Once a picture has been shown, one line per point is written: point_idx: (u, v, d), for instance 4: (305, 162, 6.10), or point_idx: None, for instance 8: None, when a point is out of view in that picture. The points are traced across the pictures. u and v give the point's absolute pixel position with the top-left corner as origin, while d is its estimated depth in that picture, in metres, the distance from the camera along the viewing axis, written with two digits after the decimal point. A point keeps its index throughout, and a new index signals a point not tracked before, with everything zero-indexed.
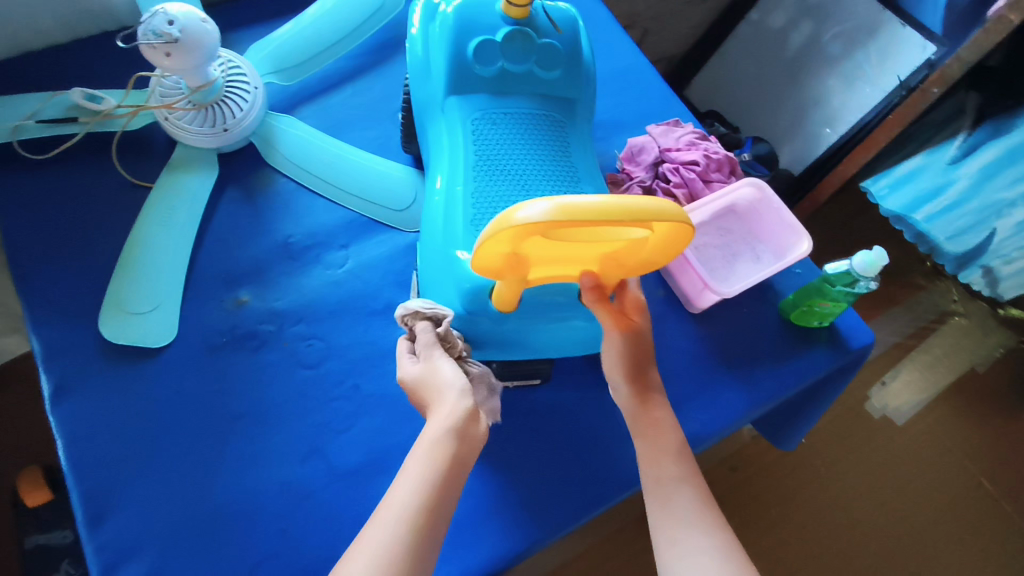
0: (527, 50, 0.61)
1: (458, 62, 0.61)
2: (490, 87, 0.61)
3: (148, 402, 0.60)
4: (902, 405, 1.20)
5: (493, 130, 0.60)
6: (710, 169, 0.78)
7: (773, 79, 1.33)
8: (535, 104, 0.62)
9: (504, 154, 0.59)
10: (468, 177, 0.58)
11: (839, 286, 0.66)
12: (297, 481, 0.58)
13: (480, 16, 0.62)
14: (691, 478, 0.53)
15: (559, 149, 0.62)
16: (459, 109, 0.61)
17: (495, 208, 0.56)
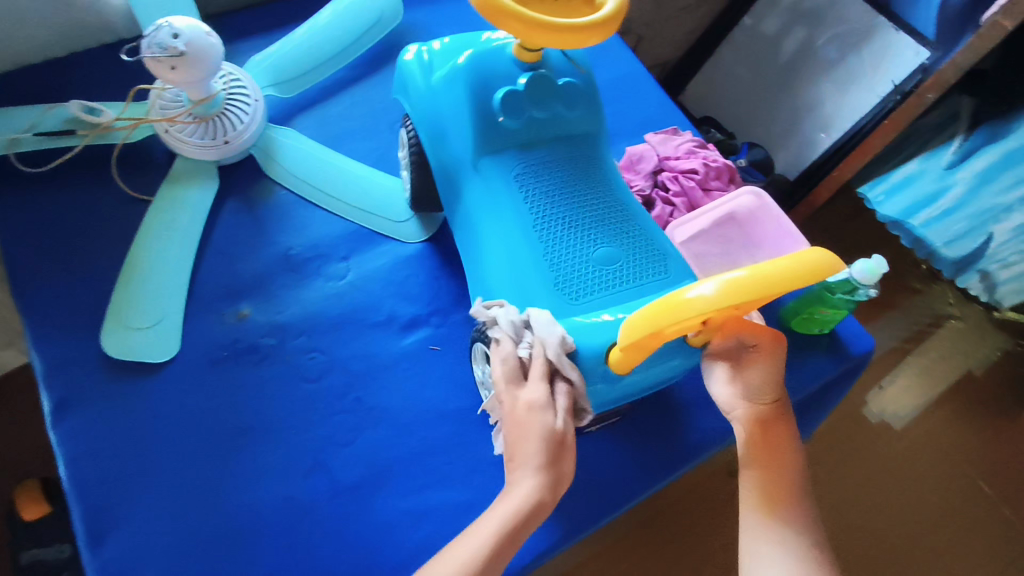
0: (550, 94, 0.61)
1: (487, 120, 0.60)
2: (521, 139, 0.61)
3: (150, 418, 0.59)
4: (900, 409, 1.20)
5: (535, 184, 0.60)
6: (709, 177, 0.78)
7: (767, 85, 1.34)
8: (564, 148, 0.62)
9: (555, 209, 0.59)
10: (528, 243, 0.58)
11: (839, 293, 0.66)
12: (301, 495, 0.58)
13: (494, 65, 0.61)
14: None
15: (600, 189, 0.62)
16: (497, 170, 0.60)
17: (569, 269, 0.57)
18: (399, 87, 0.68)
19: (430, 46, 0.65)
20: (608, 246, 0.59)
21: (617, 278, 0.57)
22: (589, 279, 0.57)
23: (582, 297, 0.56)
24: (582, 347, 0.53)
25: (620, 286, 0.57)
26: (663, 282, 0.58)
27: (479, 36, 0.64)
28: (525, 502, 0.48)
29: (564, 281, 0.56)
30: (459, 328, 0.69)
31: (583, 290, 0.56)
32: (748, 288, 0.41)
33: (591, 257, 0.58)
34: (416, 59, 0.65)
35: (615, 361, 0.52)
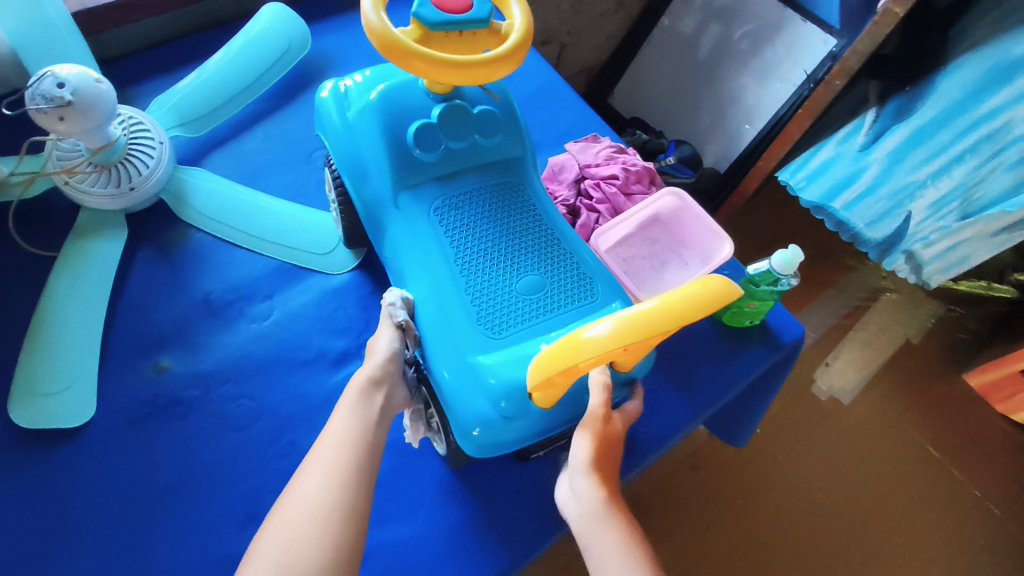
0: (465, 124, 0.60)
1: (404, 153, 0.59)
2: (438, 172, 0.60)
3: (70, 488, 0.56)
4: (846, 384, 1.24)
5: (455, 216, 0.60)
6: (630, 182, 0.79)
7: (689, 82, 1.37)
8: (485, 176, 0.62)
9: (478, 240, 0.59)
10: (452, 277, 0.57)
11: (762, 285, 0.68)
12: (238, 551, 0.56)
13: (409, 98, 0.60)
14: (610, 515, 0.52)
15: (526, 214, 0.62)
16: (417, 204, 0.59)
17: (493, 302, 0.56)
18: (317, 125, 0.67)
19: (344, 83, 0.64)
20: (534, 275, 0.59)
21: (544, 306, 0.57)
22: (516, 311, 0.56)
23: (509, 329, 0.55)
24: (509, 378, 0.53)
25: (548, 316, 0.56)
26: (591, 307, 0.58)
27: (395, 70, 0.64)
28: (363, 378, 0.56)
29: (492, 314, 0.56)
30: None
31: (510, 322, 0.56)
32: (645, 325, 0.42)
33: (518, 288, 0.57)
34: (331, 96, 0.64)
35: (537, 398, 0.52)
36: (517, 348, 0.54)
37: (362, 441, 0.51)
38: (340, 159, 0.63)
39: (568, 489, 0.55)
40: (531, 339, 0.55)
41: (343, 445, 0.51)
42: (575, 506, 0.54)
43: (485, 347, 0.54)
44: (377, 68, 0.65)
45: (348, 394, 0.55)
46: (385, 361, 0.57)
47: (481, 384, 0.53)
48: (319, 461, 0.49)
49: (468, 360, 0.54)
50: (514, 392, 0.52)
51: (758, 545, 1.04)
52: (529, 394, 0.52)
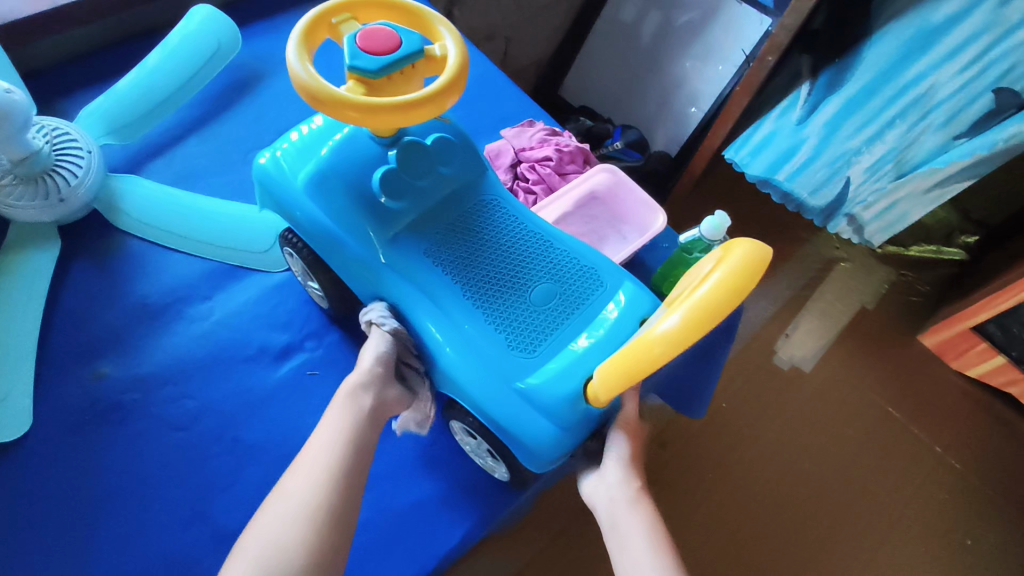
0: (426, 157, 0.58)
1: (379, 207, 0.57)
2: (421, 209, 0.58)
3: (9, 499, 0.56)
4: (806, 352, 1.26)
5: (452, 250, 0.58)
6: (564, 162, 0.81)
7: (633, 68, 1.40)
8: (464, 204, 0.60)
9: (481, 268, 0.58)
10: (467, 317, 0.56)
11: (695, 253, 0.70)
12: (184, 549, 0.56)
13: (358, 151, 0.57)
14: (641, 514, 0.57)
15: (511, 228, 0.61)
16: (409, 255, 0.57)
17: (519, 325, 0.57)
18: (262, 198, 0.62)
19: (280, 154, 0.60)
20: (542, 283, 0.59)
21: (561, 311, 0.58)
22: (538, 325, 0.57)
23: (539, 345, 0.56)
24: (559, 391, 0.54)
25: (567, 317, 0.57)
26: (604, 296, 0.59)
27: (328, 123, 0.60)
28: (352, 383, 0.56)
29: (518, 336, 0.56)
30: (337, 348, 0.68)
31: (536, 337, 0.56)
32: (718, 305, 0.46)
33: (531, 302, 0.58)
34: (272, 165, 0.60)
35: (590, 398, 0.53)
36: (555, 361, 0.55)
37: (349, 447, 0.51)
38: (310, 226, 0.59)
39: (600, 487, 0.61)
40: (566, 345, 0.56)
41: (332, 452, 0.50)
42: (609, 493, 0.60)
43: (523, 372, 0.55)
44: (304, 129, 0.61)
45: (337, 401, 0.55)
46: (376, 363, 0.58)
47: (535, 405, 0.54)
48: (300, 470, 0.49)
49: (515, 391, 0.54)
50: (569, 400, 0.54)
51: (724, 514, 1.06)
52: (584, 390, 0.54)
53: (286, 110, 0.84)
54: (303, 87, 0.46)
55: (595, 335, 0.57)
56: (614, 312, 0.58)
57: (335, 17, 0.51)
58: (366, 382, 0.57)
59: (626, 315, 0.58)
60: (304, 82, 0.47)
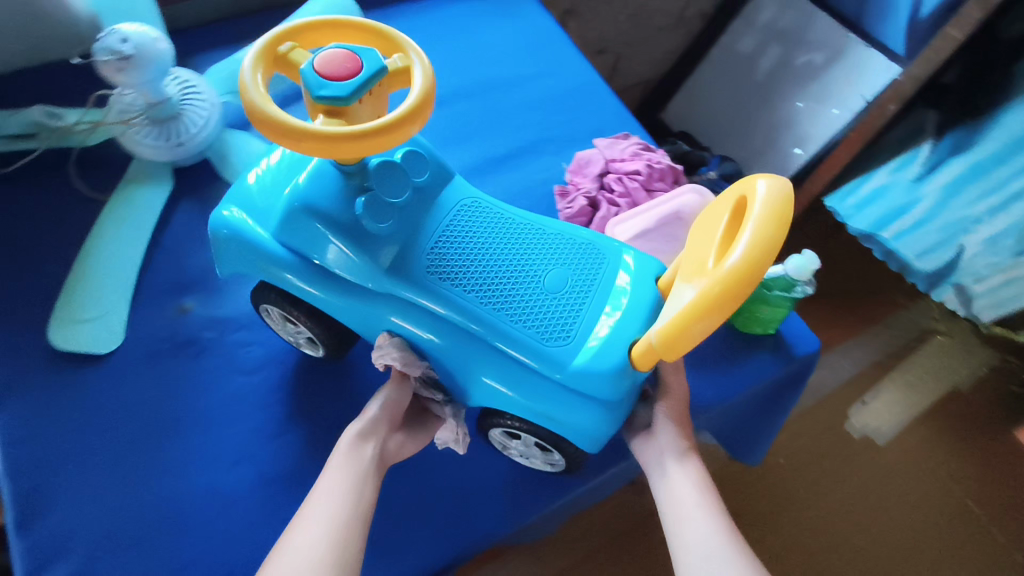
0: (397, 172, 0.54)
1: (365, 235, 0.52)
2: (407, 226, 0.54)
3: (87, 407, 0.61)
4: (882, 425, 1.18)
5: (451, 268, 0.54)
6: (652, 178, 0.80)
7: (741, 101, 1.36)
8: (443, 216, 0.57)
9: (484, 283, 0.54)
10: (493, 322, 0.53)
11: (776, 290, 0.67)
12: (229, 485, 0.59)
13: (323, 183, 0.53)
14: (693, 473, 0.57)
15: (495, 238, 0.57)
16: (410, 282, 0.53)
17: (549, 327, 0.54)
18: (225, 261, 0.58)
19: (238, 207, 0.56)
20: (550, 271, 0.56)
21: (578, 296, 0.55)
22: (559, 318, 0.54)
23: (571, 330, 0.54)
24: (610, 363, 0.53)
25: (587, 296, 0.55)
26: (612, 266, 0.58)
27: (282, 162, 0.56)
28: (352, 435, 0.56)
29: (547, 328, 0.54)
30: None
31: (566, 324, 0.54)
32: (780, 209, 0.46)
33: (546, 292, 0.55)
34: (236, 216, 0.56)
35: (636, 359, 0.52)
36: (593, 340, 0.53)
37: (352, 496, 0.51)
38: (297, 271, 0.55)
39: (648, 445, 0.61)
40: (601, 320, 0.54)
41: (334, 506, 0.50)
42: (658, 449, 0.60)
43: (567, 358, 0.53)
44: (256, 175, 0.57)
45: (341, 451, 0.55)
46: (383, 410, 0.59)
47: (588, 392, 0.53)
48: (307, 516, 0.49)
49: (568, 378, 0.53)
50: (619, 370, 0.53)
51: None
52: (629, 353, 0.53)
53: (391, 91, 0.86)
54: (268, 125, 0.41)
55: (619, 308, 0.55)
56: (630, 275, 0.57)
57: (283, 46, 0.46)
58: (363, 435, 0.56)
59: (638, 278, 0.57)
60: (272, 119, 0.41)
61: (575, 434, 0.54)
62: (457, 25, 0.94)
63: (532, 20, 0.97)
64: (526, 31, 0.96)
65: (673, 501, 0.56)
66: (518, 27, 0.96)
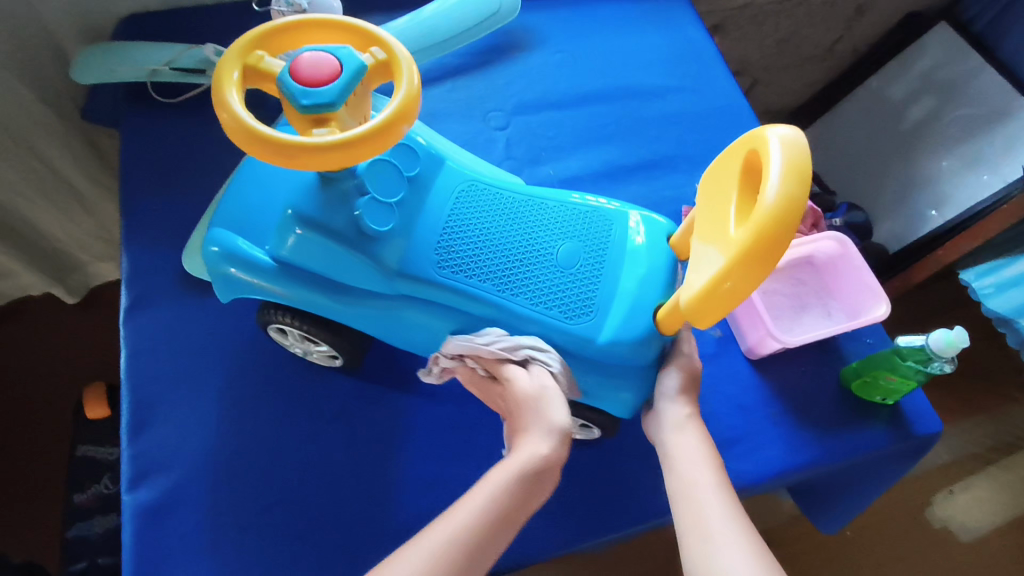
0: (382, 165, 0.52)
1: (368, 238, 0.51)
2: (409, 222, 0.53)
3: (204, 333, 0.64)
4: (969, 521, 1.08)
5: (459, 265, 0.53)
6: (790, 217, 0.75)
7: (880, 150, 1.28)
8: (437, 209, 0.54)
9: (487, 280, 0.53)
10: (510, 310, 0.52)
11: (910, 360, 0.61)
12: (317, 437, 0.61)
13: (313, 188, 0.51)
14: (705, 459, 0.53)
15: (488, 235, 0.54)
16: (416, 281, 0.52)
17: (567, 305, 0.53)
18: (225, 288, 0.55)
19: (221, 226, 0.53)
20: (563, 244, 0.55)
21: (592, 267, 0.54)
22: (574, 293, 0.53)
23: (592, 303, 0.53)
24: (637, 329, 0.53)
25: (604, 265, 0.54)
26: (620, 234, 0.56)
27: (256, 175, 0.54)
28: (533, 458, 0.49)
29: (567, 304, 0.53)
30: None
31: (587, 296, 0.53)
32: (800, 151, 0.40)
33: (560, 266, 0.54)
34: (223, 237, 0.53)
35: (662, 322, 0.52)
36: (616, 314, 0.53)
37: (471, 533, 0.45)
38: (301, 285, 0.53)
39: (655, 419, 0.56)
40: (623, 286, 0.54)
41: (470, 520, 0.45)
42: (662, 424, 0.56)
43: (595, 334, 0.52)
44: (227, 193, 0.54)
45: (505, 465, 0.48)
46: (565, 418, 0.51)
47: (615, 360, 0.53)
48: (434, 529, 0.45)
49: (595, 353, 0.53)
50: (645, 338, 0.53)
51: None
52: (655, 320, 0.53)
53: (531, 82, 0.85)
54: (254, 141, 0.41)
55: (637, 274, 0.54)
56: (642, 240, 0.56)
57: (252, 57, 0.44)
58: (541, 471, 0.48)
59: (650, 235, 0.56)
60: (256, 136, 0.41)
61: (609, 404, 0.55)
62: (607, 26, 0.93)
63: (684, 32, 0.94)
64: (675, 43, 0.92)
65: (683, 493, 0.51)
66: (670, 36, 0.93)
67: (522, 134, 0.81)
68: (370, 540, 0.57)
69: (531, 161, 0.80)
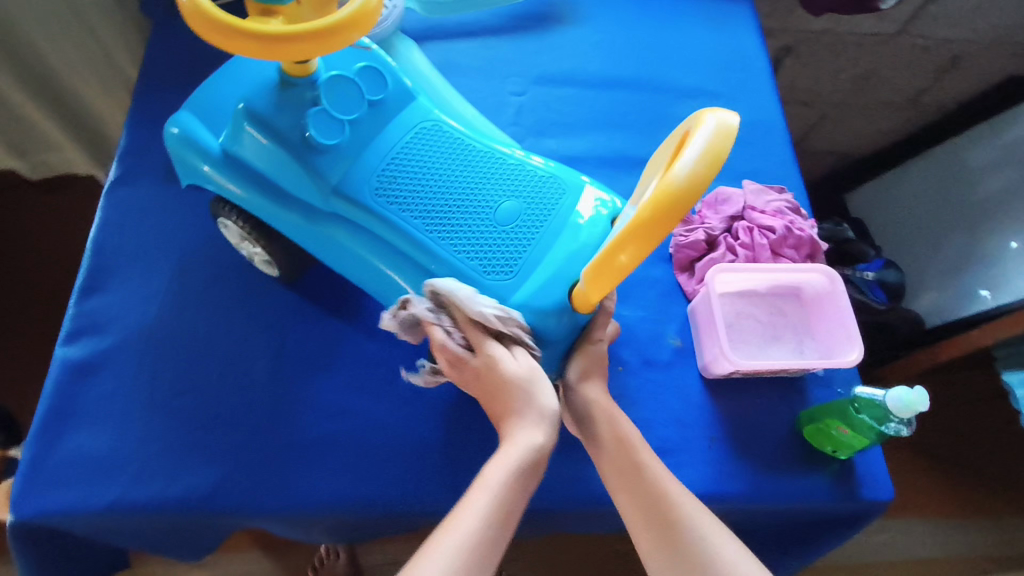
0: (343, 87, 0.56)
1: (313, 150, 0.55)
2: (358, 145, 0.56)
3: (176, 221, 0.67)
4: None
5: (394, 195, 0.56)
6: (785, 242, 0.70)
7: (943, 216, 1.18)
8: (391, 139, 0.57)
9: (417, 214, 0.55)
10: (431, 247, 0.55)
11: (864, 414, 0.57)
12: (249, 342, 0.63)
13: (270, 91, 0.56)
14: (636, 444, 0.55)
15: (433, 175, 0.57)
16: (350, 200, 0.55)
17: (487, 257, 0.54)
18: (187, 173, 0.60)
19: (193, 114, 0.58)
20: (505, 201, 0.56)
21: (526, 228, 0.55)
22: (498, 247, 0.55)
23: (514, 262, 0.54)
24: (548, 298, 0.53)
25: (538, 230, 0.55)
26: (565, 204, 0.56)
27: (237, 73, 0.59)
28: (526, 449, 0.50)
29: (488, 258, 0.54)
30: None
31: (511, 255, 0.54)
32: (724, 140, 0.43)
33: (495, 220, 0.55)
34: (188, 123, 0.58)
35: (576, 301, 0.53)
36: (533, 278, 0.54)
37: (489, 540, 0.46)
38: (245, 181, 0.57)
39: (569, 404, 0.59)
40: (548, 254, 0.54)
41: (484, 519, 0.46)
42: (577, 407, 0.58)
43: (508, 293, 0.54)
44: (208, 87, 0.59)
45: (504, 459, 0.49)
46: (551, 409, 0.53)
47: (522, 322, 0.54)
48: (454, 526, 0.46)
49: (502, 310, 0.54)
50: (557, 309, 0.53)
51: None
52: (571, 295, 0.53)
53: (562, 56, 0.84)
54: (207, 24, 0.43)
55: (568, 247, 0.54)
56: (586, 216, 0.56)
57: None
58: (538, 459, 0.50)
59: (598, 214, 0.56)
60: (209, 17, 0.43)
61: None
62: (659, 17, 0.89)
63: (738, 38, 0.89)
64: (725, 48, 0.88)
65: (618, 478, 0.54)
66: (723, 40, 0.89)
67: (536, 105, 0.80)
68: (270, 448, 0.58)
69: (538, 132, 0.79)
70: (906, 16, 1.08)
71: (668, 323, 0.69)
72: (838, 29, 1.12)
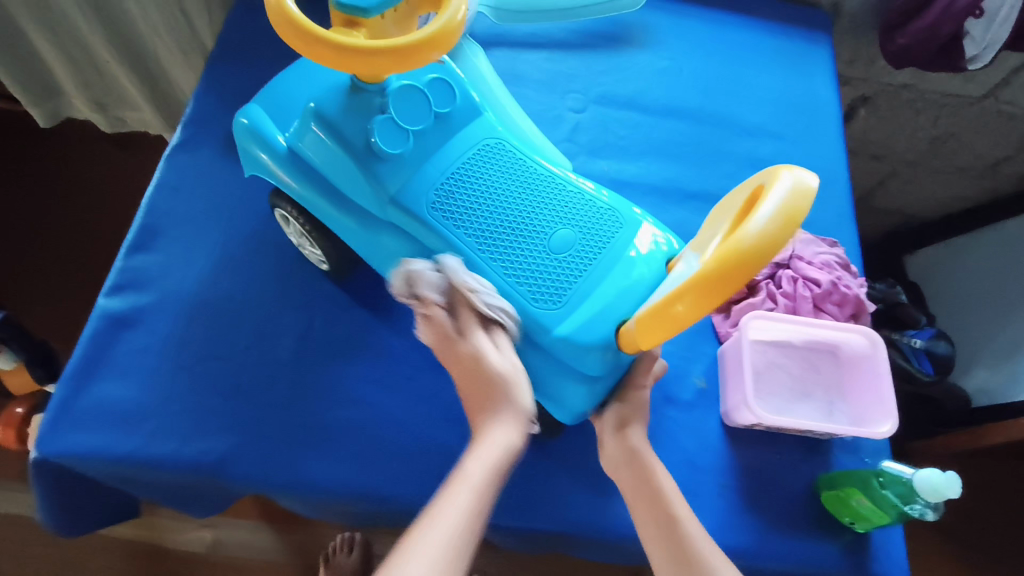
0: (411, 97, 0.55)
1: (377, 158, 0.55)
2: (421, 156, 0.56)
3: (229, 192, 0.69)
4: None
5: (452, 212, 0.55)
6: (829, 297, 0.67)
7: (1009, 296, 1.10)
8: (455, 155, 0.57)
9: (474, 235, 0.55)
10: (484, 271, 0.54)
11: (889, 491, 0.54)
12: (276, 319, 0.64)
13: (339, 94, 0.55)
14: (673, 498, 0.54)
15: (493, 197, 0.56)
16: (407, 211, 0.55)
17: (538, 286, 0.53)
18: (249, 162, 0.61)
19: (262, 108, 0.59)
20: (560, 230, 0.55)
21: (580, 260, 0.54)
22: (549, 277, 0.54)
23: (564, 294, 0.54)
24: (593, 334, 0.53)
25: (591, 262, 0.54)
26: (620, 238, 0.55)
27: (308, 73, 0.59)
28: (502, 448, 0.50)
29: (538, 286, 0.53)
30: None
31: (563, 285, 0.53)
32: (802, 199, 0.42)
33: (550, 249, 0.54)
34: (256, 115, 0.58)
35: (623, 340, 0.53)
36: (582, 312, 0.53)
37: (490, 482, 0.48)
38: (306, 179, 0.58)
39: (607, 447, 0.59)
40: (599, 288, 0.54)
41: (486, 474, 0.48)
42: (612, 448, 0.58)
43: (553, 324, 0.53)
44: (279, 82, 0.60)
45: (483, 456, 0.49)
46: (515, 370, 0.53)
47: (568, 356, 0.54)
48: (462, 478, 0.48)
49: (548, 341, 0.53)
50: (602, 345, 0.53)
51: None
52: (617, 332, 0.53)
53: (626, 79, 0.83)
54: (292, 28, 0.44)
55: (620, 282, 0.54)
56: (639, 252, 0.55)
57: None
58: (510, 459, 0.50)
59: (655, 251, 0.56)
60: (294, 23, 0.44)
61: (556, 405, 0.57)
62: (730, 51, 0.88)
63: (811, 82, 0.87)
64: (795, 90, 0.86)
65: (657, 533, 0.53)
66: (795, 82, 0.87)
67: (592, 124, 0.80)
68: (279, 424, 0.59)
69: (591, 151, 0.79)
70: (996, 81, 1.00)
71: (694, 362, 0.67)
72: (919, 86, 1.03)
